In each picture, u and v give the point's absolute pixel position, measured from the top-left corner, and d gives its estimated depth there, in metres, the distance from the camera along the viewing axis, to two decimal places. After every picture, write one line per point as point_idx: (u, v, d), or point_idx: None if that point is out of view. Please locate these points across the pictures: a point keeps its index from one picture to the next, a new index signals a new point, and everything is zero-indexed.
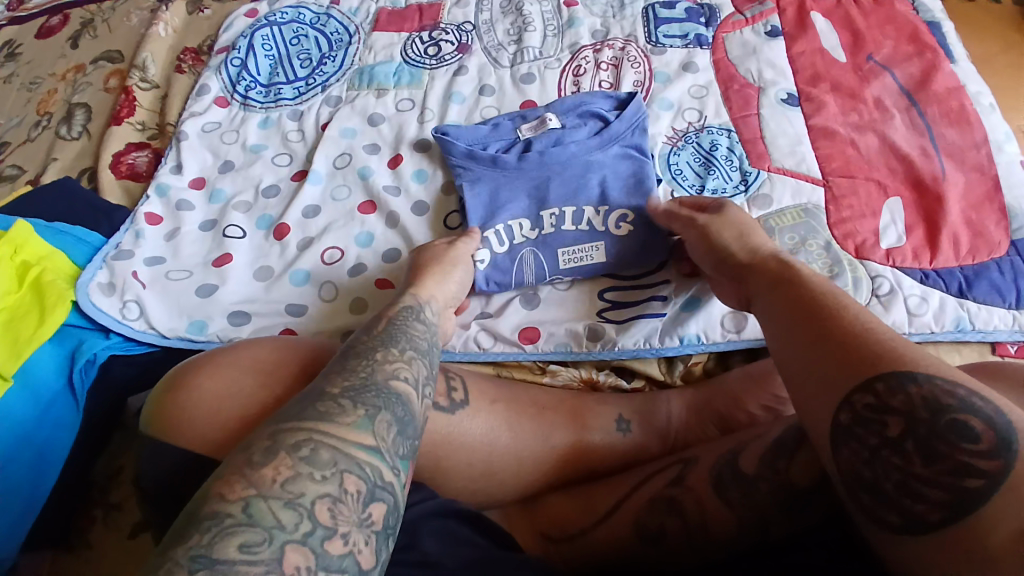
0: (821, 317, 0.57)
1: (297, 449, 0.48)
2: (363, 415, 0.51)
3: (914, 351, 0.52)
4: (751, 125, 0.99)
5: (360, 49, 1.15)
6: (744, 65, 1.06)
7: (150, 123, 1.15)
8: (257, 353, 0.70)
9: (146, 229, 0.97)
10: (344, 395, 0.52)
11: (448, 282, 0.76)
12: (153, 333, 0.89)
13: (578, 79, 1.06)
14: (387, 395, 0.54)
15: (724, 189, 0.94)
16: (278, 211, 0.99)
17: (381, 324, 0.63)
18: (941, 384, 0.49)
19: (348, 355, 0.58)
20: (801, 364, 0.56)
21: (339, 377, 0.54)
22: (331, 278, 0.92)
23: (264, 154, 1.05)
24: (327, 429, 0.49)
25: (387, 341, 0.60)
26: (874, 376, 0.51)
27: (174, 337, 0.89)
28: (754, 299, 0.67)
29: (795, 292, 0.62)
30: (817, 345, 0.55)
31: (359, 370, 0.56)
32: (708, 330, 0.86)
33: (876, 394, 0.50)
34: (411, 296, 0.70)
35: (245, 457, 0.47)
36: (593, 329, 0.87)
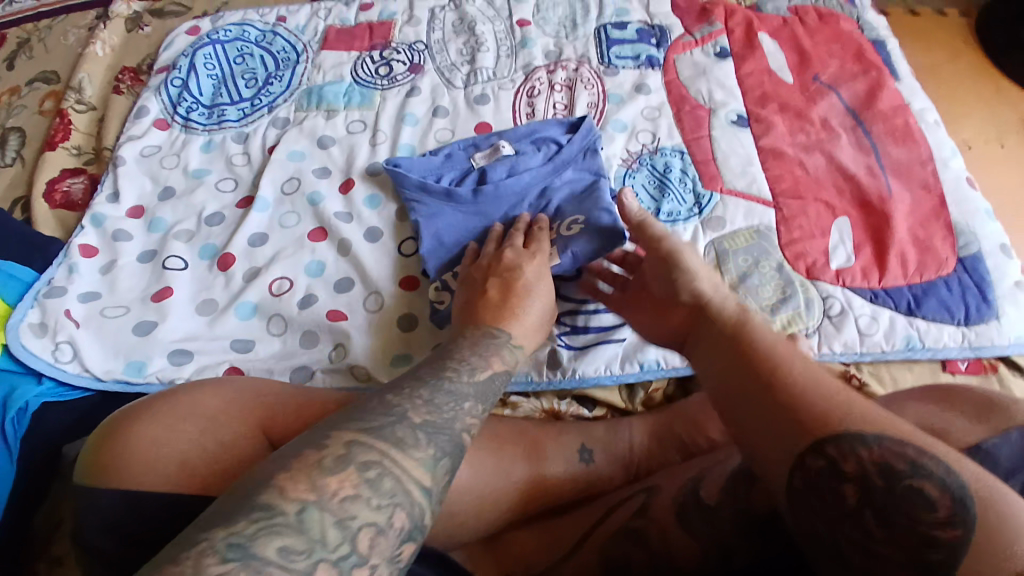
0: (768, 369, 0.57)
1: (365, 469, 0.47)
2: (433, 455, 0.50)
3: (862, 408, 0.52)
4: (703, 147, 1.00)
5: (308, 68, 1.12)
6: (694, 86, 1.07)
7: (87, 147, 1.09)
8: (214, 402, 0.66)
9: (80, 262, 0.92)
10: (421, 427, 0.51)
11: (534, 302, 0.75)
12: (87, 375, 0.83)
13: (533, 101, 1.06)
14: (461, 443, 0.52)
15: (679, 212, 0.94)
16: (222, 240, 0.95)
17: (483, 375, 0.60)
18: (892, 444, 0.48)
19: (440, 386, 0.56)
20: (750, 416, 0.55)
21: (422, 407, 0.53)
22: (280, 310, 0.89)
23: (207, 179, 1.01)
24: (397, 456, 0.48)
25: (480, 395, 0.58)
26: (831, 435, 0.50)
27: (111, 379, 0.83)
28: (701, 341, 0.66)
29: (746, 337, 0.61)
30: (749, 389, 0.56)
31: (444, 409, 0.54)
32: (668, 356, 0.85)
33: (827, 458, 0.50)
34: (512, 354, 0.66)
35: (317, 458, 0.46)
36: (555, 354, 0.86)
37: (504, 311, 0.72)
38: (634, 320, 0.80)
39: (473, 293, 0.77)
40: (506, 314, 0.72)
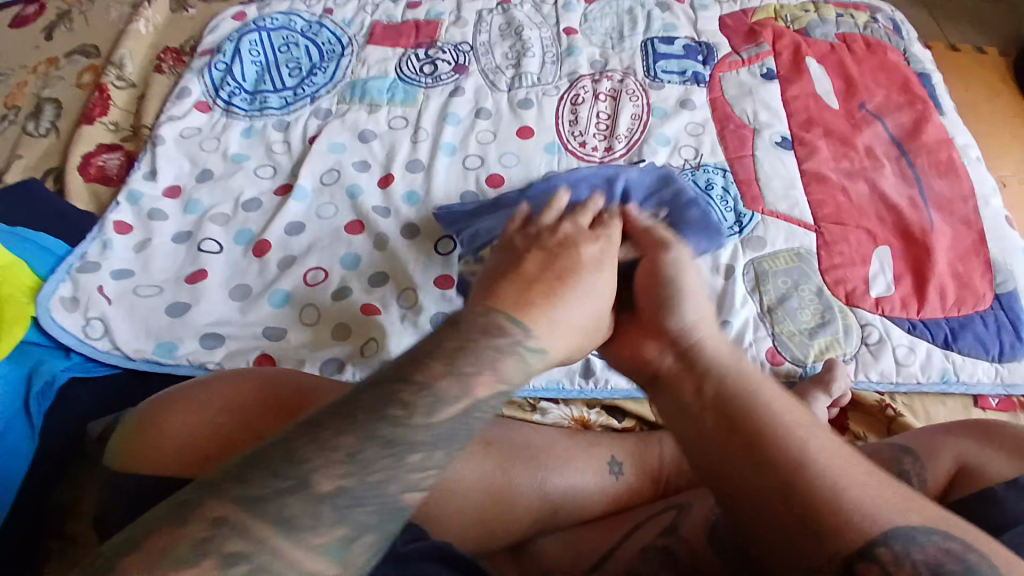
0: (804, 452, 0.47)
1: (231, 563, 0.37)
2: (339, 538, 0.40)
3: (900, 494, 0.46)
4: (746, 166, 1.00)
5: (353, 61, 1.12)
6: (739, 105, 1.07)
7: (124, 124, 1.09)
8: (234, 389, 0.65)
9: (115, 239, 0.91)
10: (333, 499, 0.40)
11: (578, 297, 0.56)
12: (117, 353, 0.82)
13: (577, 108, 1.06)
14: (389, 511, 0.42)
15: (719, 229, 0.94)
16: (258, 227, 0.95)
17: (450, 410, 0.45)
18: (948, 537, 0.44)
19: (378, 432, 0.42)
20: (779, 511, 0.46)
21: (342, 464, 0.41)
22: (312, 300, 0.88)
23: (246, 164, 1.01)
24: (283, 543, 0.38)
25: (445, 435, 0.44)
26: (877, 540, 0.43)
27: (141, 359, 0.82)
28: (701, 391, 0.54)
29: (760, 400, 0.51)
30: (766, 473, 0.47)
31: (376, 468, 0.42)
32: None
33: (882, 565, 0.42)
34: (519, 365, 0.50)
35: (170, 540, 0.37)
36: (588, 363, 0.85)
37: (533, 295, 0.55)
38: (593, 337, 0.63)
39: (505, 265, 0.59)
40: (541, 306, 0.54)
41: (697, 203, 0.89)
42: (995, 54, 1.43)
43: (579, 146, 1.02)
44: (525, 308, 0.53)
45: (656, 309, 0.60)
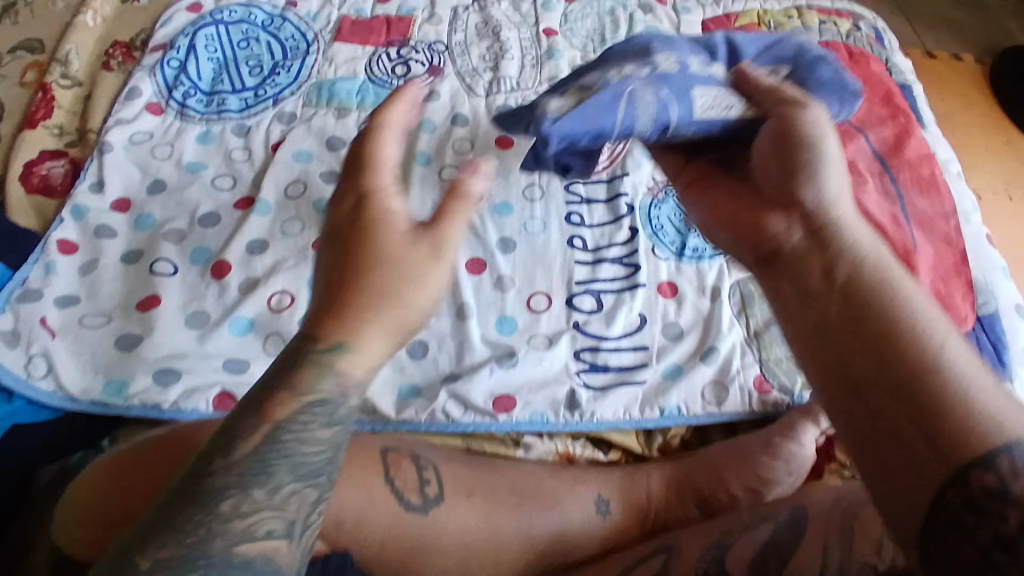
0: (933, 351, 0.44)
1: None
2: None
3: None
4: None
5: (319, 60, 1.03)
6: None
7: (70, 127, 0.99)
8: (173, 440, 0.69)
9: (59, 261, 0.82)
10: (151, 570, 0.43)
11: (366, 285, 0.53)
12: (61, 395, 0.74)
13: None
14: (225, 564, 0.45)
15: (705, 248, 0.92)
16: (217, 244, 0.88)
17: (247, 446, 0.48)
18: None
19: (191, 493, 0.46)
20: (886, 399, 0.44)
21: (160, 541, 0.44)
22: (276, 328, 0.82)
23: (202, 174, 0.93)
24: None
25: (254, 473, 0.48)
26: (992, 452, 0.40)
27: (87, 400, 0.74)
28: (823, 270, 0.51)
29: (887, 293, 0.47)
30: (879, 360, 0.45)
31: (190, 531, 0.45)
32: (689, 401, 0.83)
33: (1000, 475, 0.39)
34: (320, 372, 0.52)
35: None
36: (572, 395, 0.82)
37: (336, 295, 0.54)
38: (705, 203, 0.62)
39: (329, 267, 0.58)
40: (341, 302, 0.53)
41: (824, 60, 0.68)
42: (971, 61, 1.43)
43: None
44: (326, 316, 0.53)
45: (787, 181, 0.55)
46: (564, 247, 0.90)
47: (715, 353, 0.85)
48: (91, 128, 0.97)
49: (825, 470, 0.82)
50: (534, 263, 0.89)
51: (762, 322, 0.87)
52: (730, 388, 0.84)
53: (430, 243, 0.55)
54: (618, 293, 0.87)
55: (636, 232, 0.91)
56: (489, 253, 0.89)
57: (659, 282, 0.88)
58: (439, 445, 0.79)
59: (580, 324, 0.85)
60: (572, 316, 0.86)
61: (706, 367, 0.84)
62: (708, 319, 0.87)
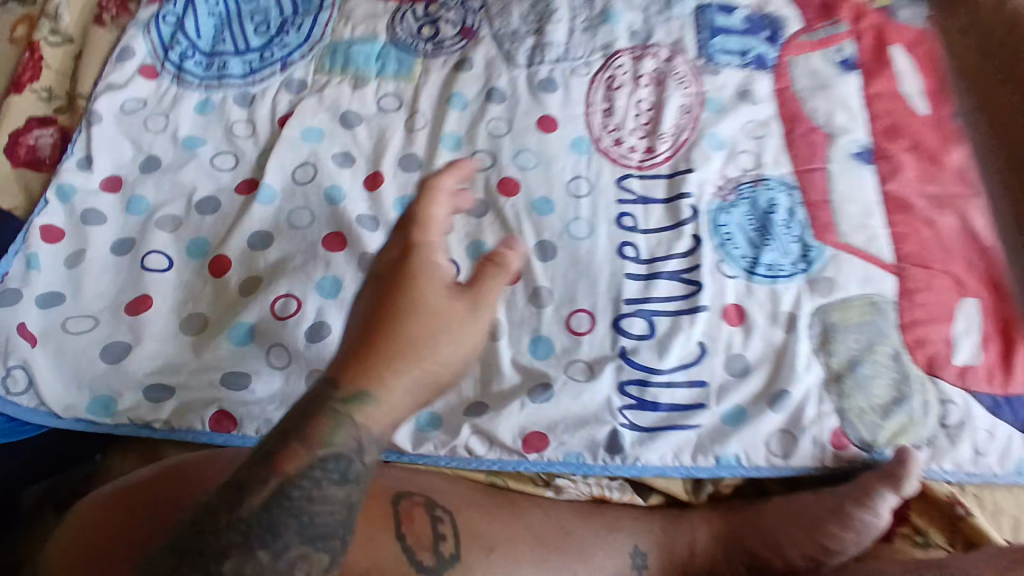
0: None
1: None
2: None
3: None
4: (815, 183, 0.82)
5: (334, 17, 0.89)
6: (811, 101, 0.86)
7: (60, 90, 0.88)
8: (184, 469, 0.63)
9: (40, 251, 0.71)
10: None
11: (401, 338, 0.54)
12: (43, 412, 0.64)
13: (612, 94, 0.85)
14: None
15: (780, 265, 0.78)
16: (216, 235, 0.76)
17: (259, 498, 0.49)
18: None
19: (209, 545, 0.48)
20: None
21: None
22: (280, 338, 0.71)
23: (201, 152, 0.81)
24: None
25: (262, 533, 0.49)
26: None
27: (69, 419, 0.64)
28: None
29: None
30: None
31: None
32: (750, 450, 0.73)
33: None
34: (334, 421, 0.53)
35: None
36: (615, 436, 0.71)
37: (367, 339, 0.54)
38: None
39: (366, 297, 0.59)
40: (370, 352, 0.54)
41: None
42: None
43: (613, 144, 0.83)
44: (352, 365, 0.54)
45: None
46: (613, 257, 0.78)
47: (785, 398, 0.74)
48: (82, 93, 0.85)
49: (895, 536, 0.72)
50: (577, 276, 0.77)
51: (845, 360, 0.75)
52: (800, 438, 0.73)
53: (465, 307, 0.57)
54: (675, 316, 0.75)
55: (700, 243, 0.78)
56: (526, 260, 0.77)
57: (724, 306, 0.76)
58: (456, 482, 0.69)
59: (628, 353, 0.74)
60: (619, 342, 0.74)
61: (774, 414, 0.73)
62: (779, 354, 0.75)
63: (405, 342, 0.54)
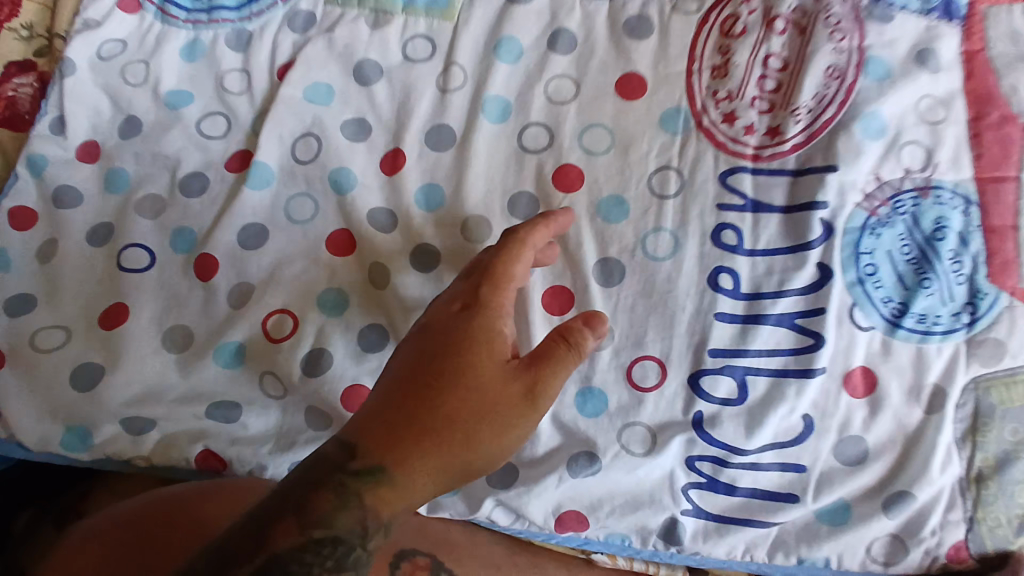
0: None
1: None
2: None
3: None
4: (1003, 200, 0.56)
5: None
6: (1011, 74, 0.58)
7: (42, 24, 0.74)
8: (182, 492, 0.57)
9: (11, 244, 0.63)
10: None
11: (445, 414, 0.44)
12: (14, 442, 0.58)
13: (729, 44, 0.60)
14: None
15: (937, 316, 0.55)
16: (204, 224, 0.63)
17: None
18: None
19: None
20: None
21: None
22: (273, 366, 0.60)
23: (187, 113, 0.65)
24: None
25: None
26: None
27: (45, 452, 0.58)
28: None
29: None
30: None
31: None
32: (845, 555, 0.56)
33: None
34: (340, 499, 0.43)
35: None
36: (673, 524, 0.57)
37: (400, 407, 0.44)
38: None
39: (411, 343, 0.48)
40: (398, 422, 0.44)
41: None
42: None
43: (721, 120, 0.59)
44: (376, 431, 0.43)
45: None
46: (700, 289, 0.57)
47: (904, 502, 0.55)
48: (61, 34, 0.71)
49: None
50: (649, 311, 0.58)
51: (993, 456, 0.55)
52: (911, 548, 0.56)
53: (525, 387, 0.46)
54: (777, 377, 0.56)
55: (828, 277, 0.56)
56: (581, 282, 0.59)
57: (848, 370, 0.55)
58: (477, 540, 0.60)
59: (703, 423, 0.56)
60: (696, 406, 0.56)
61: (887, 519, 0.55)
62: (913, 441, 0.55)
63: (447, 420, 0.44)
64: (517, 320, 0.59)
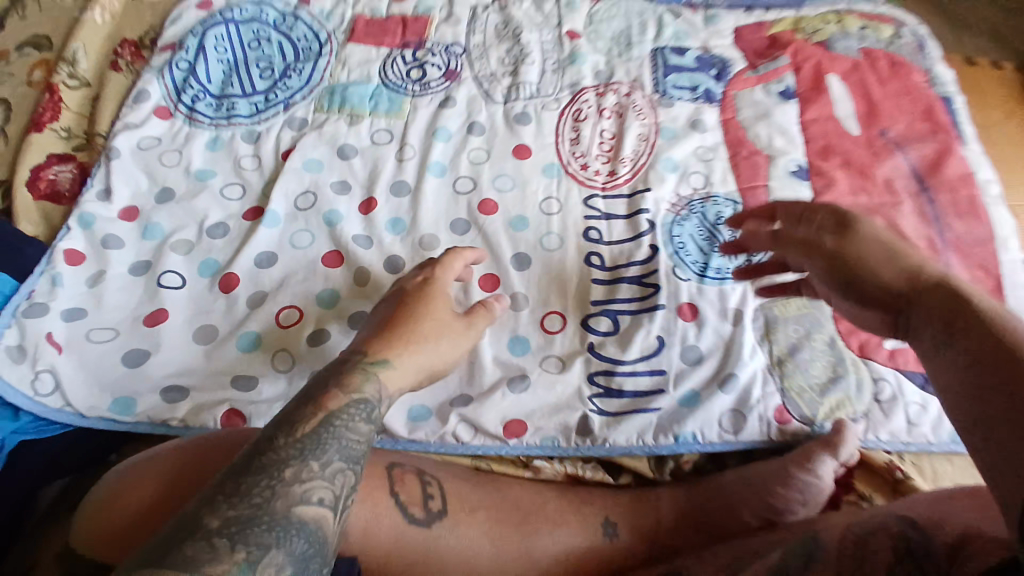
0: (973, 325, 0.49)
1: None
2: (242, 560, 0.46)
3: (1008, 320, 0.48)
4: (758, 199, 0.92)
5: (332, 62, 1.01)
6: (754, 128, 0.97)
7: (78, 129, 0.99)
8: (143, 482, 0.68)
9: (64, 272, 0.81)
10: (224, 530, 0.47)
11: (418, 333, 0.69)
12: (69, 411, 0.73)
13: (579, 125, 0.97)
14: (290, 526, 0.48)
15: (728, 269, 0.88)
16: (226, 257, 0.86)
17: (308, 425, 0.55)
18: None
19: (261, 469, 0.51)
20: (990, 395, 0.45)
21: (227, 504, 0.48)
22: (287, 345, 0.80)
23: (212, 184, 0.91)
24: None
25: (313, 448, 0.54)
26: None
27: (95, 417, 0.73)
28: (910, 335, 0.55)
29: (928, 325, 0.53)
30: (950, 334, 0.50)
31: (256, 492, 0.49)
32: (705, 429, 0.81)
33: None
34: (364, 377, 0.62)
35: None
36: (585, 421, 0.80)
37: (394, 335, 0.67)
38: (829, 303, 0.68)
39: (385, 308, 0.73)
40: (390, 337, 0.67)
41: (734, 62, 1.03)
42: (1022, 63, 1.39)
43: (580, 169, 0.95)
44: (374, 343, 0.66)
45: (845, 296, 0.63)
46: (582, 266, 0.88)
47: (733, 381, 0.82)
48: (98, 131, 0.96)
49: (842, 501, 0.82)
50: (550, 283, 0.87)
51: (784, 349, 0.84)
52: (748, 417, 0.82)
53: (464, 325, 0.73)
54: (636, 314, 0.85)
55: (657, 252, 0.89)
56: (503, 269, 0.87)
57: (678, 305, 0.86)
58: (447, 463, 0.79)
59: (595, 347, 0.83)
60: (587, 338, 0.84)
61: (723, 395, 0.82)
62: (729, 345, 0.84)
63: (425, 336, 0.69)
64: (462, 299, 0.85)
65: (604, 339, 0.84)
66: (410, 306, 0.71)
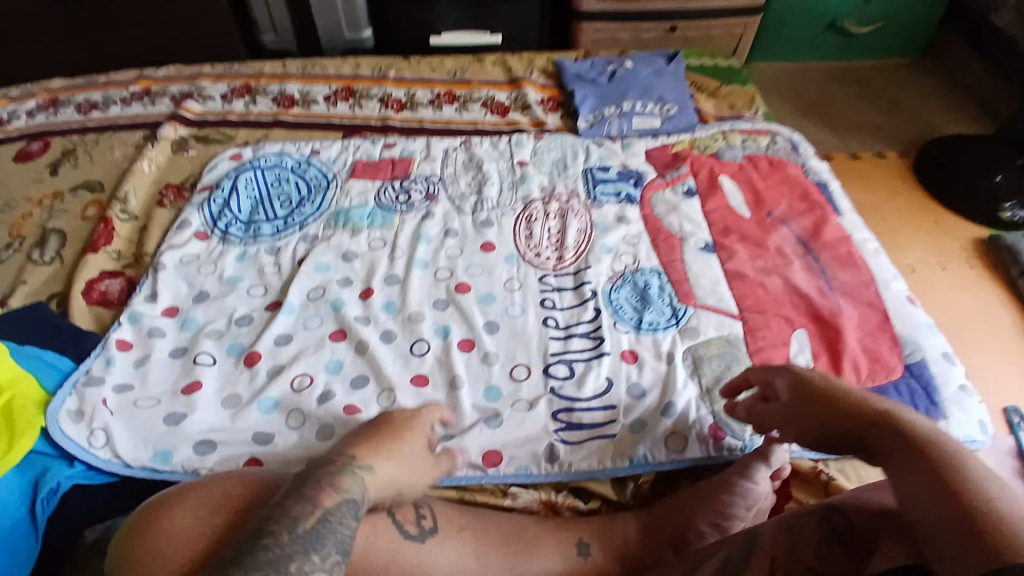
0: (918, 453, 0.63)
1: None
2: None
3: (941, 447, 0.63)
4: (677, 269, 1.16)
5: (337, 193, 1.29)
6: (668, 218, 1.24)
7: (126, 252, 1.22)
8: (180, 518, 0.70)
9: (117, 356, 1.00)
10: None
11: (399, 444, 0.75)
12: (117, 461, 0.90)
13: (531, 226, 1.24)
14: None
15: (659, 322, 1.09)
16: (249, 339, 1.05)
17: (307, 523, 0.61)
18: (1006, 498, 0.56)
19: (266, 559, 0.56)
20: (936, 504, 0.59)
21: None
22: (299, 405, 0.96)
23: (240, 285, 1.13)
24: None
25: (311, 543, 0.59)
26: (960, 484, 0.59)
27: (138, 466, 0.90)
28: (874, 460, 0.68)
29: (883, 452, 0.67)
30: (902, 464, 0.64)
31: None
32: (654, 450, 0.96)
33: None
34: (353, 477, 0.68)
35: None
36: (553, 448, 0.96)
37: (376, 442, 0.74)
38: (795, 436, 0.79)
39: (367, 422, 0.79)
40: (374, 444, 0.73)
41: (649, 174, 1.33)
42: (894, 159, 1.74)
43: (534, 257, 1.19)
44: (361, 450, 0.72)
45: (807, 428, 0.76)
46: (541, 328, 1.08)
47: (672, 407, 0.98)
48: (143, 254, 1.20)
49: (784, 508, 0.94)
50: (515, 343, 1.06)
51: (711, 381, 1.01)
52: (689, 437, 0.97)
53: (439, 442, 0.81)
54: (587, 362, 1.03)
55: (600, 314, 1.09)
56: (477, 334, 1.06)
57: (621, 351, 1.05)
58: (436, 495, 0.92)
59: (555, 389, 1.00)
60: (548, 383, 1.01)
61: (666, 420, 0.97)
62: (666, 380, 1.01)
63: (411, 453, 0.76)
64: (444, 359, 1.03)
65: (561, 381, 1.01)
66: (393, 421, 0.79)
